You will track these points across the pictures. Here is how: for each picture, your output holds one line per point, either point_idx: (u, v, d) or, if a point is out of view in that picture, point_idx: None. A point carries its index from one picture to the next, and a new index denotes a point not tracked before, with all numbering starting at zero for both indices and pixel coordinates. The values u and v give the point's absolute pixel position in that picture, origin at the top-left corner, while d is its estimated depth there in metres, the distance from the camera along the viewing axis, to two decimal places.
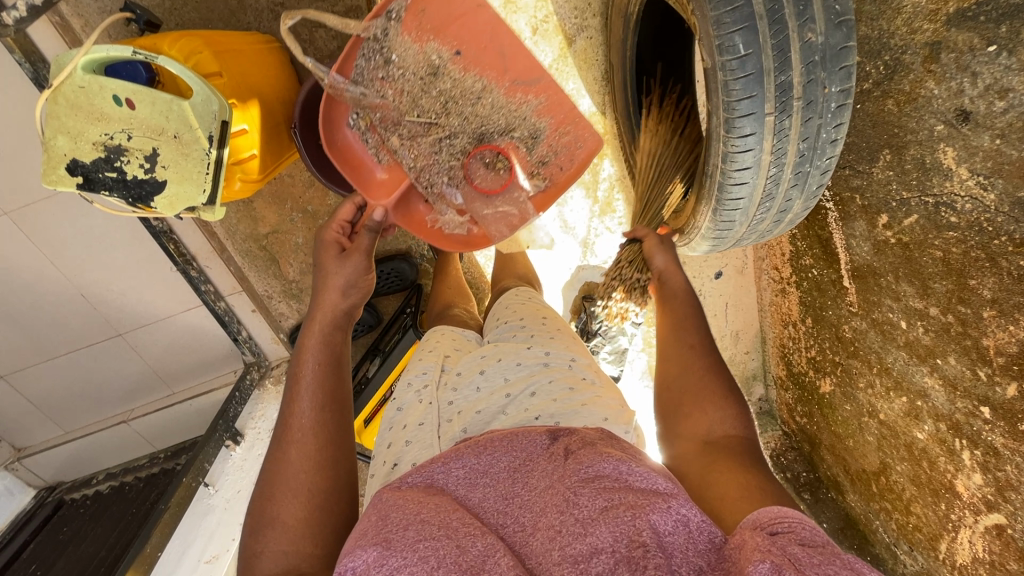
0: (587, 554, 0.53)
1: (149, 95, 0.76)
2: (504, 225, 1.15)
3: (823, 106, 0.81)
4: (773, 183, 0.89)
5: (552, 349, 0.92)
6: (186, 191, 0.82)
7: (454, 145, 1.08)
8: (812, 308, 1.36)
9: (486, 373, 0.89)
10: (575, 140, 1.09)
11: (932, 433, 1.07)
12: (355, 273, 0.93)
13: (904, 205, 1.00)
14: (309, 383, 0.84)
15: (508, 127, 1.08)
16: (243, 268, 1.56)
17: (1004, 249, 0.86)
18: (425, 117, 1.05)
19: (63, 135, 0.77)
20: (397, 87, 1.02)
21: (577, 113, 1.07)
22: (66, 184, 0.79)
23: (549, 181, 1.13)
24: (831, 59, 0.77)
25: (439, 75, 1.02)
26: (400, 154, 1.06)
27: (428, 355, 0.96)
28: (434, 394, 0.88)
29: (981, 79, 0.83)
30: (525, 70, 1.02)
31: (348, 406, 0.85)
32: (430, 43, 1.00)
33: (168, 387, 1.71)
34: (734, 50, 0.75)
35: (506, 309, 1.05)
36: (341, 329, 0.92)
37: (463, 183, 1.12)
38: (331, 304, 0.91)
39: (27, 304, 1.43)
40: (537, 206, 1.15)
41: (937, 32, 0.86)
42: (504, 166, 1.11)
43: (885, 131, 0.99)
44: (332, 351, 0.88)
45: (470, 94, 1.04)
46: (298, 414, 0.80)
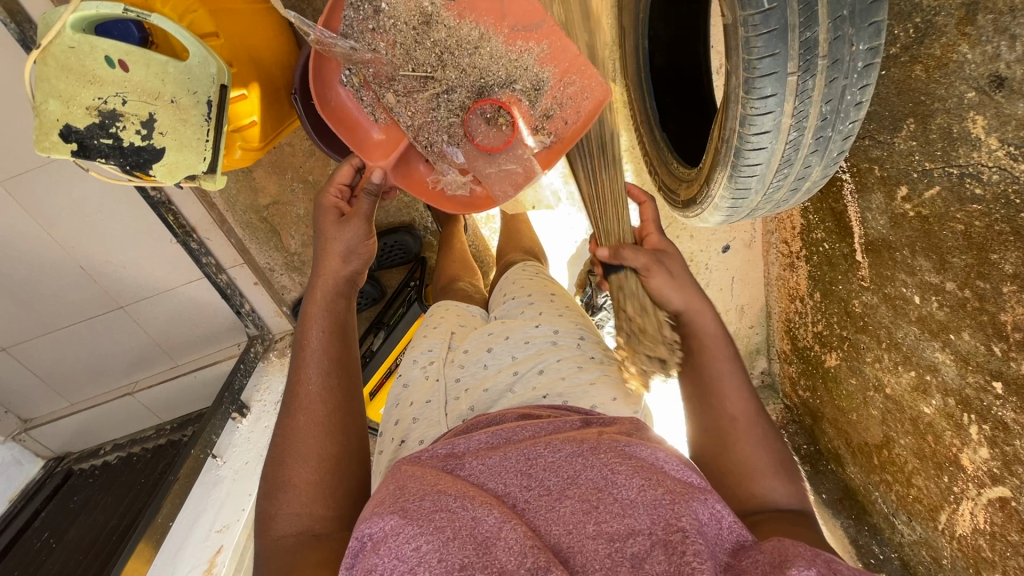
0: (623, 534, 0.54)
1: (143, 56, 0.73)
2: (509, 184, 1.08)
3: (849, 66, 0.77)
4: (793, 149, 0.85)
5: (559, 327, 0.91)
6: (185, 159, 0.79)
7: (452, 100, 1.01)
8: (821, 283, 1.35)
9: (494, 351, 0.88)
10: (581, 90, 0.98)
11: (939, 408, 1.07)
12: (354, 236, 0.89)
13: (926, 176, 0.97)
14: (316, 351, 0.82)
15: (508, 78, 0.99)
16: (244, 240, 1.53)
17: None
18: (421, 71, 1.00)
19: (54, 99, 0.73)
20: (388, 38, 0.97)
21: (583, 59, 0.95)
22: (60, 152, 0.75)
23: (554, 136, 1.03)
24: (860, 14, 0.73)
25: (432, 22, 0.97)
26: (397, 111, 1.01)
27: (433, 332, 0.95)
28: (440, 369, 0.88)
29: (1019, 43, 0.78)
30: (526, 14, 0.93)
31: (355, 372, 0.84)
32: None
33: (171, 359, 1.70)
34: (758, 4, 0.71)
35: (513, 285, 1.03)
36: (344, 296, 0.89)
37: (465, 141, 1.05)
38: (333, 271, 0.88)
39: (26, 276, 1.41)
40: (543, 163, 1.05)
41: None
42: (506, 121, 1.03)
43: (910, 99, 0.95)
44: (336, 318, 0.86)
45: (466, 43, 0.97)
46: (305, 381, 0.79)
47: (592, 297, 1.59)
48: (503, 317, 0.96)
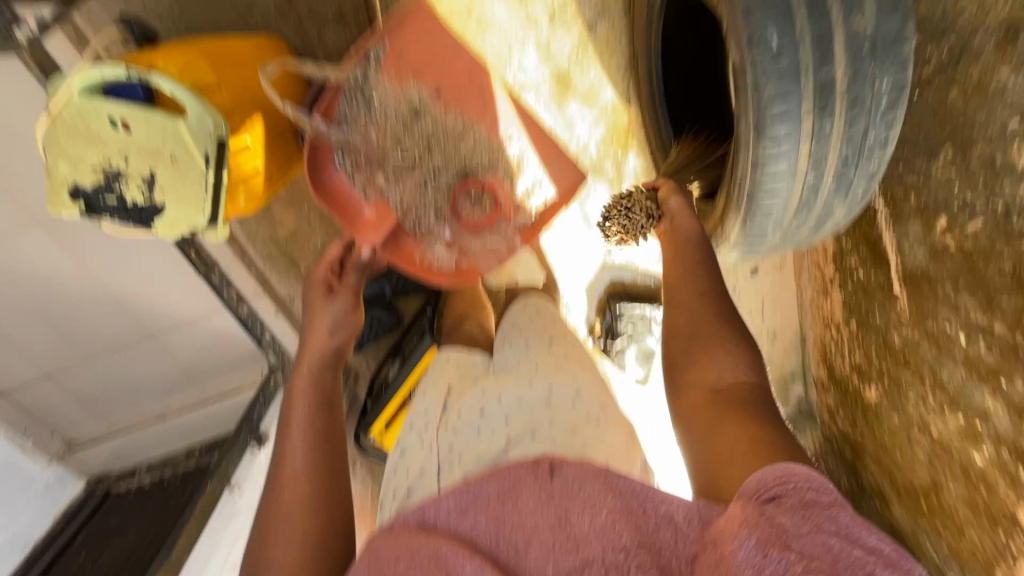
0: (579, 566, 0.63)
1: (144, 115, 0.75)
2: (493, 259, 1.11)
3: (873, 102, 0.71)
4: (812, 191, 0.78)
5: (555, 383, 0.87)
6: (185, 214, 0.80)
7: (439, 182, 1.04)
8: (857, 311, 1.25)
9: (487, 415, 0.85)
10: (559, 172, 1.09)
11: (992, 459, 0.98)
12: (342, 312, 0.97)
13: (968, 208, 0.87)
14: (299, 427, 0.87)
15: (491, 162, 1.07)
16: (264, 271, 1.56)
17: None
18: (407, 157, 1.02)
19: (62, 159, 0.76)
20: (381, 127, 0.99)
21: (557, 149, 1.08)
22: (70, 210, 0.78)
23: (537, 215, 1.10)
24: (882, 48, 0.68)
25: (422, 114, 1.00)
26: (387, 192, 1.02)
27: (432, 390, 0.93)
28: (433, 438, 0.86)
29: None
30: (506, 107, 1.06)
31: (339, 445, 0.88)
32: (409, 83, 0.99)
33: (200, 385, 1.76)
34: (767, 44, 0.65)
35: (512, 329, 0.99)
36: (330, 368, 0.95)
37: (452, 220, 1.08)
38: (318, 346, 0.95)
39: (67, 308, 1.49)
40: (526, 239, 1.11)
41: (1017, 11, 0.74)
42: (490, 202, 1.09)
43: (948, 123, 0.87)
44: (321, 392, 0.91)
45: (453, 132, 1.04)
46: (289, 457, 0.84)
47: (613, 324, 1.58)
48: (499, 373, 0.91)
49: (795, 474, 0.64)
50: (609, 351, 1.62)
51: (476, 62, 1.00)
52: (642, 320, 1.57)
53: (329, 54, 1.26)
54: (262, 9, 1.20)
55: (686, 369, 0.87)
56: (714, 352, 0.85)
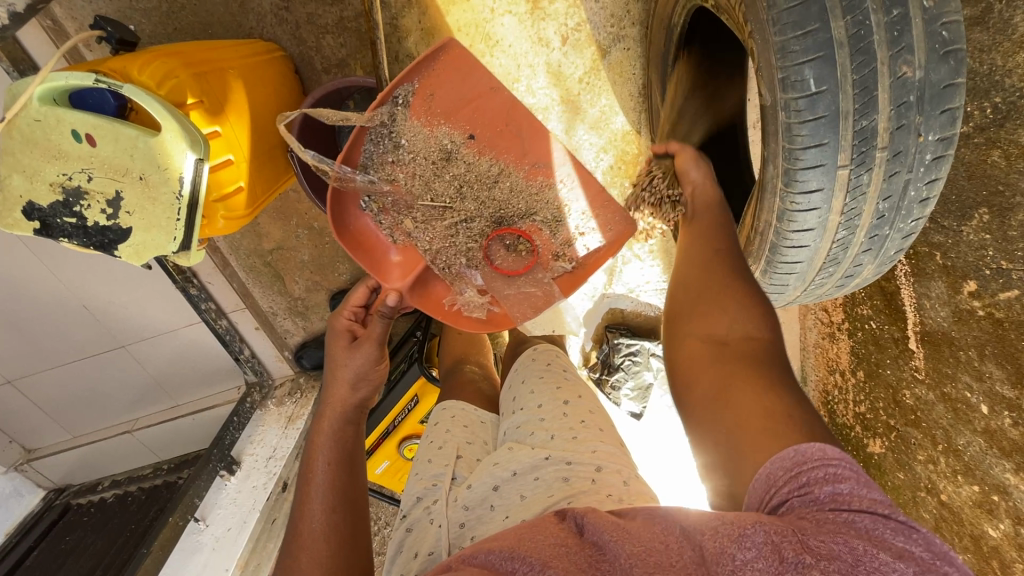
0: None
1: (112, 130, 0.67)
2: (528, 305, 1.03)
3: (915, 157, 0.66)
4: (841, 248, 0.74)
5: (573, 458, 0.77)
6: (154, 239, 0.72)
7: (471, 228, 0.96)
8: (864, 360, 1.20)
9: (502, 490, 0.75)
10: (605, 222, 0.98)
11: (1009, 534, 0.94)
12: (365, 364, 0.87)
13: (1002, 276, 0.83)
14: (321, 484, 0.77)
15: (529, 210, 0.96)
16: (247, 283, 1.48)
17: None
18: (438, 202, 0.94)
19: (18, 173, 0.68)
20: (408, 170, 0.90)
21: (607, 195, 0.94)
22: (23, 228, 0.70)
23: (575, 262, 1.01)
24: (931, 99, 0.62)
25: (452, 159, 0.91)
26: (416, 236, 0.95)
27: (437, 458, 0.85)
28: (444, 512, 0.76)
29: None
30: (544, 150, 0.92)
31: (360, 504, 0.78)
32: (441, 127, 0.88)
33: (172, 398, 1.66)
34: (803, 87, 0.61)
35: (523, 388, 0.95)
36: (353, 423, 0.86)
37: (482, 266, 1.00)
38: (341, 398, 0.86)
39: (30, 313, 1.39)
40: (565, 287, 1.03)
41: None
42: (526, 248, 1.00)
43: (985, 186, 0.82)
44: (342, 448, 0.82)
45: (486, 178, 0.93)
46: (308, 519, 0.74)
47: (610, 357, 1.54)
48: (515, 434, 0.87)
49: (841, 480, 0.50)
50: (604, 385, 1.57)
51: (514, 100, 0.87)
52: (639, 355, 1.52)
53: (325, 62, 1.19)
54: (257, 11, 1.13)
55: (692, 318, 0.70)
56: (726, 304, 0.68)
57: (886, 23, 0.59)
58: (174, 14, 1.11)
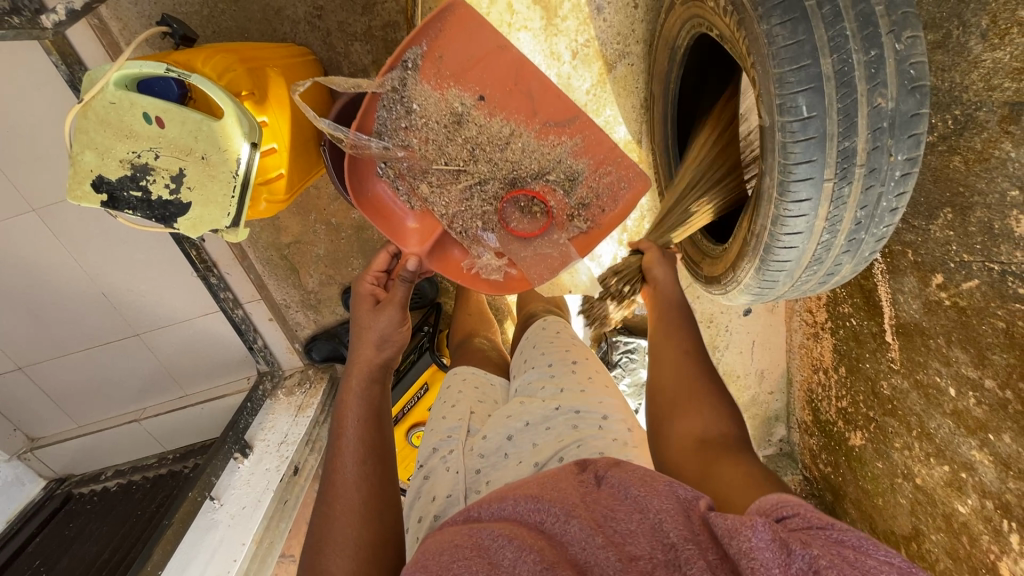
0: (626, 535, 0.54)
1: (179, 113, 0.74)
2: (544, 267, 1.07)
3: (886, 175, 0.76)
4: (824, 249, 0.83)
5: (581, 409, 0.87)
6: (210, 214, 0.79)
7: (486, 191, 1.01)
8: (845, 357, 1.30)
9: (516, 440, 0.85)
10: (618, 180, 1.00)
11: (977, 509, 1.01)
12: (388, 325, 0.94)
13: (964, 268, 0.92)
14: (352, 439, 0.83)
15: (540, 170, 0.99)
16: (263, 275, 1.54)
17: None
18: (453, 165, 0.98)
19: (90, 150, 0.75)
20: (422, 134, 0.95)
21: (619, 150, 0.97)
22: (90, 200, 0.76)
23: (590, 223, 1.04)
24: (901, 126, 0.72)
25: (463, 122, 0.94)
26: (432, 201, 1.01)
27: (452, 414, 0.93)
28: (461, 460, 0.84)
29: None
30: (557, 111, 0.93)
31: (389, 460, 0.84)
32: (451, 89, 0.91)
33: (181, 388, 1.69)
34: (797, 112, 0.71)
35: (534, 350, 1.02)
36: (379, 382, 0.92)
37: (496, 228, 1.05)
38: (367, 359, 0.93)
39: (49, 300, 1.43)
40: (581, 248, 1.06)
41: (1021, 91, 0.79)
42: (540, 210, 1.03)
43: (948, 189, 0.92)
44: (370, 407, 0.88)
45: (498, 139, 0.96)
46: (342, 470, 0.80)
47: (608, 353, 1.60)
48: (527, 389, 0.94)
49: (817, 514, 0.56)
50: None
51: (524, 58, 0.87)
52: (636, 352, 1.60)
53: (353, 68, 1.27)
54: (292, 18, 1.21)
55: (675, 420, 0.85)
56: (700, 408, 0.84)
57: (864, 63, 0.70)
58: (213, 18, 1.19)
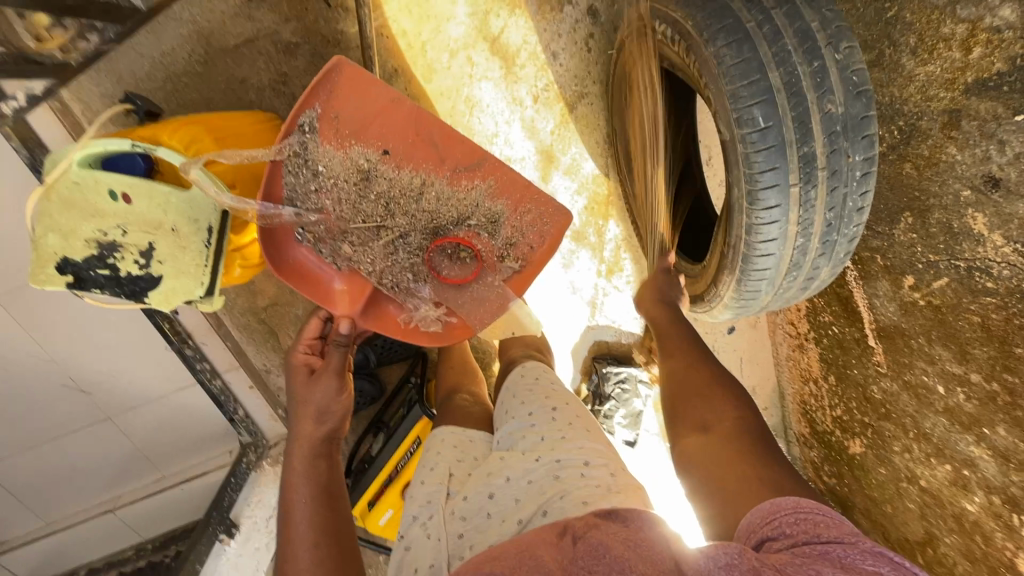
0: None
1: (146, 187, 0.73)
2: (486, 312, 0.99)
3: (848, 175, 0.77)
4: (800, 253, 0.84)
5: (561, 457, 0.82)
6: (183, 285, 0.78)
7: (410, 244, 0.89)
8: (833, 365, 1.31)
9: (497, 497, 0.79)
10: (539, 216, 0.94)
11: (984, 506, 1.01)
12: (326, 397, 0.84)
13: (931, 268, 0.95)
14: (301, 520, 0.77)
15: (461, 216, 0.89)
16: (241, 342, 1.49)
17: None
18: (370, 223, 0.86)
19: (53, 232, 0.72)
20: (333, 196, 0.83)
21: (534, 187, 0.91)
22: (55, 283, 0.74)
23: (522, 262, 0.96)
24: (853, 128, 0.75)
25: (373, 179, 0.83)
26: (358, 260, 0.88)
27: (431, 478, 0.88)
28: (442, 527, 0.79)
29: (1009, 147, 0.80)
30: (465, 155, 0.86)
31: (345, 534, 0.77)
32: (353, 147, 0.82)
33: (157, 470, 1.59)
34: (754, 123, 0.74)
35: (514, 401, 0.97)
36: (324, 457, 0.85)
37: (429, 279, 0.93)
38: (307, 435, 0.84)
39: (9, 391, 1.34)
40: (517, 288, 0.98)
41: (955, 99, 0.84)
42: (469, 255, 0.92)
43: (905, 194, 0.96)
44: (318, 484, 0.81)
45: (410, 191, 0.85)
46: (294, 559, 0.73)
47: (600, 386, 1.59)
48: (512, 442, 0.90)
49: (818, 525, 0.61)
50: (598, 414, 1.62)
51: (419, 106, 0.81)
52: (628, 381, 1.59)
53: None
54: (256, 85, 1.22)
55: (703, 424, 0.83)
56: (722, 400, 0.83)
57: (810, 73, 0.73)
58: (176, 91, 1.19)
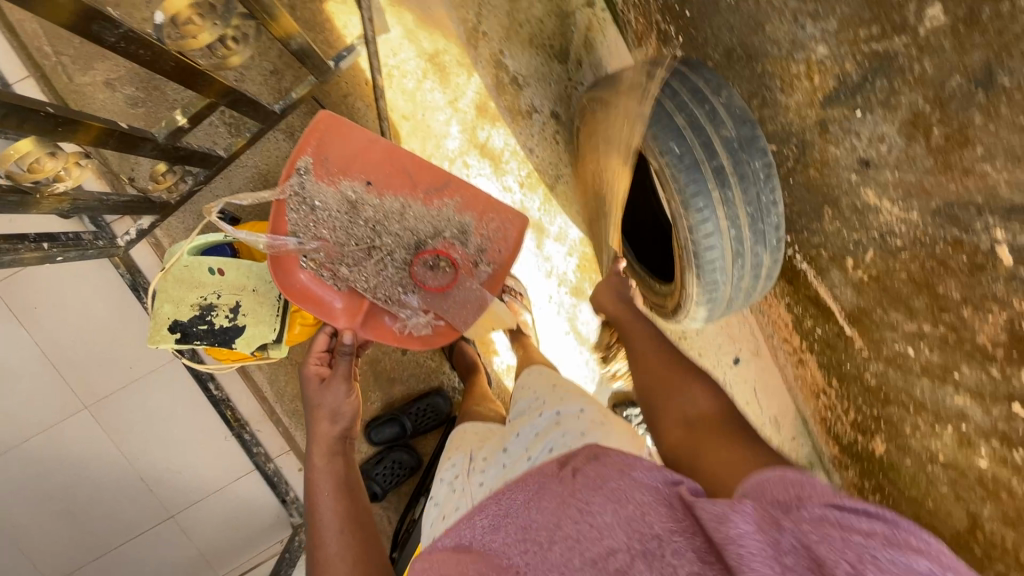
0: (605, 555, 0.61)
1: (235, 262, 0.99)
2: (467, 313, 1.18)
3: (754, 177, 1.02)
4: (738, 242, 1.04)
5: (561, 408, 0.96)
6: (260, 331, 1.02)
7: (395, 259, 1.12)
8: (833, 368, 1.42)
9: (509, 449, 0.93)
10: (502, 223, 1.16)
11: (991, 455, 1.06)
12: (337, 400, 0.98)
13: (859, 245, 1.09)
14: (325, 515, 0.91)
15: (436, 230, 1.13)
16: (290, 428, 1.63)
17: (949, 250, 0.91)
18: (362, 244, 1.09)
19: (168, 302, 0.97)
20: (329, 225, 1.06)
21: (494, 201, 1.14)
22: (167, 340, 0.97)
23: (492, 265, 1.17)
24: (747, 145, 1.02)
25: (359, 205, 1.08)
26: (354, 280, 1.09)
27: (457, 450, 1.03)
28: (465, 480, 0.93)
29: (863, 135, 0.96)
30: (433, 179, 1.10)
31: (364, 521, 0.92)
32: (342, 182, 1.06)
33: (211, 572, 1.63)
34: (672, 151, 1.01)
35: (522, 387, 1.12)
36: (341, 453, 0.98)
37: (416, 289, 1.14)
38: (323, 435, 0.97)
39: (92, 495, 1.50)
40: (491, 288, 1.18)
41: (819, 113, 1.02)
42: (446, 263, 1.14)
43: (818, 193, 1.11)
44: (338, 480, 0.95)
45: (392, 213, 1.10)
46: (323, 545, 0.88)
47: None
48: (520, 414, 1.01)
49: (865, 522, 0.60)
50: None
51: (392, 144, 1.05)
52: None
53: None
54: None
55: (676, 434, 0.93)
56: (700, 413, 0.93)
57: (704, 111, 1.02)
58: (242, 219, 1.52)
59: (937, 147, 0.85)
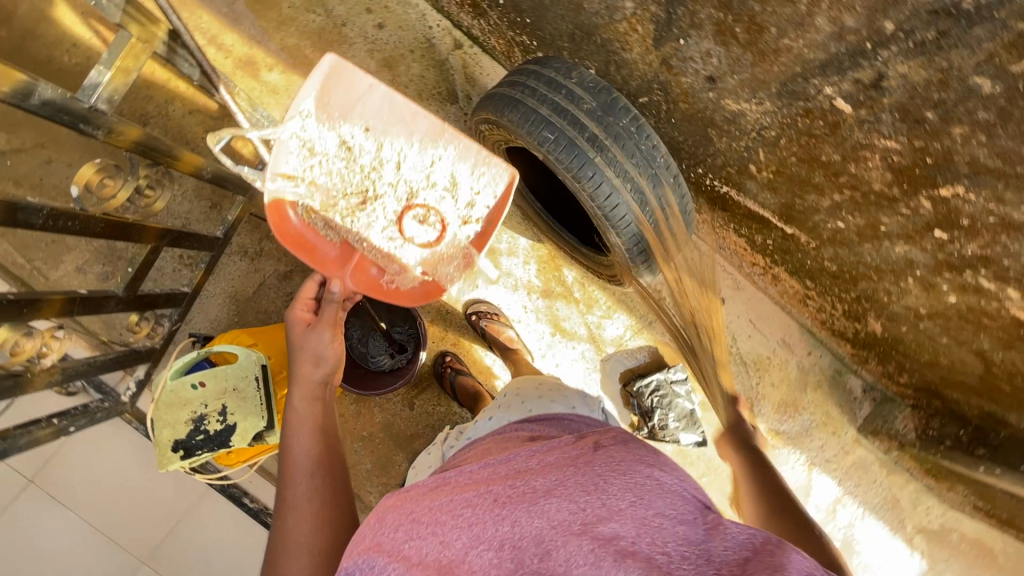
0: (607, 536, 0.56)
1: (210, 371, 1.08)
2: (452, 269, 1.23)
3: (626, 132, 1.18)
4: (637, 192, 1.19)
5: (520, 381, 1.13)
6: (250, 423, 1.10)
7: (385, 210, 1.15)
8: (800, 271, 1.44)
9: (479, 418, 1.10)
10: (493, 176, 1.14)
11: (954, 288, 1.10)
12: (320, 343, 1.00)
13: (750, 151, 1.16)
14: (302, 453, 0.92)
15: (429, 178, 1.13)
16: None
17: (809, 123, 1.01)
18: (356, 193, 1.12)
19: (166, 426, 1.08)
20: (326, 170, 1.09)
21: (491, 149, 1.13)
22: (174, 460, 1.08)
23: (482, 221, 1.19)
24: (608, 108, 1.18)
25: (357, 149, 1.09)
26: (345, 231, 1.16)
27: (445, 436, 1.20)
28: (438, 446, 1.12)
29: (697, 57, 1.06)
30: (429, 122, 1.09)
31: (338, 468, 0.93)
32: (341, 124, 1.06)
33: None
34: (547, 138, 1.16)
35: None
36: (319, 400, 0.99)
37: (405, 244, 1.19)
38: (306, 377, 0.99)
39: None
40: (478, 245, 1.20)
41: (658, 55, 1.12)
42: (434, 218, 1.18)
43: (697, 120, 1.19)
44: (318, 427, 0.96)
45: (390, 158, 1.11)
46: (294, 483, 0.89)
47: (643, 404, 1.70)
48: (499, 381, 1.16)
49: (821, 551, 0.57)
50: (656, 432, 1.71)
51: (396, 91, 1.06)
52: (662, 388, 1.71)
53: None
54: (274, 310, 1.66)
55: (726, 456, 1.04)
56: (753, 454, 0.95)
57: (562, 95, 1.18)
58: None
59: (747, 41, 0.96)
